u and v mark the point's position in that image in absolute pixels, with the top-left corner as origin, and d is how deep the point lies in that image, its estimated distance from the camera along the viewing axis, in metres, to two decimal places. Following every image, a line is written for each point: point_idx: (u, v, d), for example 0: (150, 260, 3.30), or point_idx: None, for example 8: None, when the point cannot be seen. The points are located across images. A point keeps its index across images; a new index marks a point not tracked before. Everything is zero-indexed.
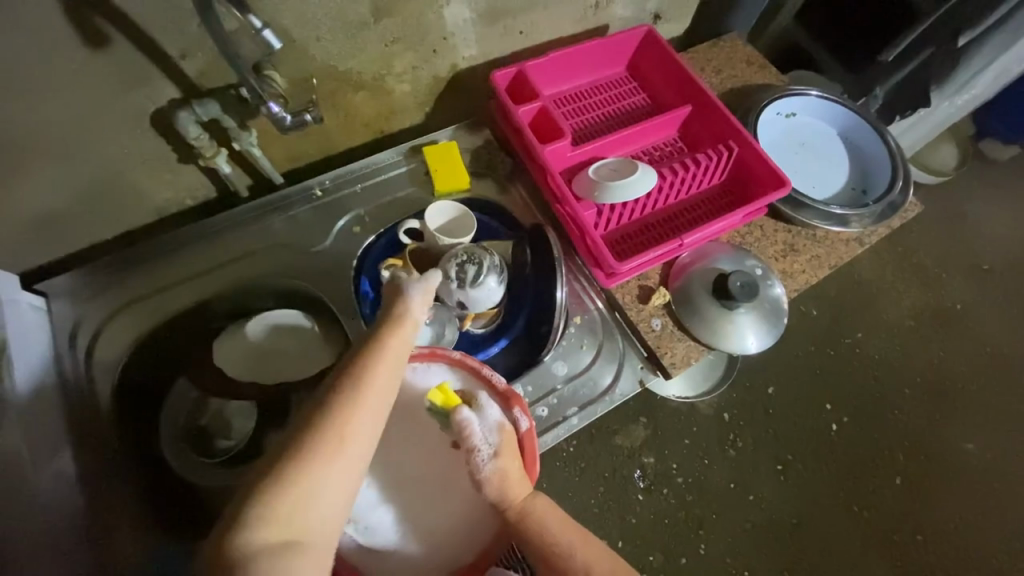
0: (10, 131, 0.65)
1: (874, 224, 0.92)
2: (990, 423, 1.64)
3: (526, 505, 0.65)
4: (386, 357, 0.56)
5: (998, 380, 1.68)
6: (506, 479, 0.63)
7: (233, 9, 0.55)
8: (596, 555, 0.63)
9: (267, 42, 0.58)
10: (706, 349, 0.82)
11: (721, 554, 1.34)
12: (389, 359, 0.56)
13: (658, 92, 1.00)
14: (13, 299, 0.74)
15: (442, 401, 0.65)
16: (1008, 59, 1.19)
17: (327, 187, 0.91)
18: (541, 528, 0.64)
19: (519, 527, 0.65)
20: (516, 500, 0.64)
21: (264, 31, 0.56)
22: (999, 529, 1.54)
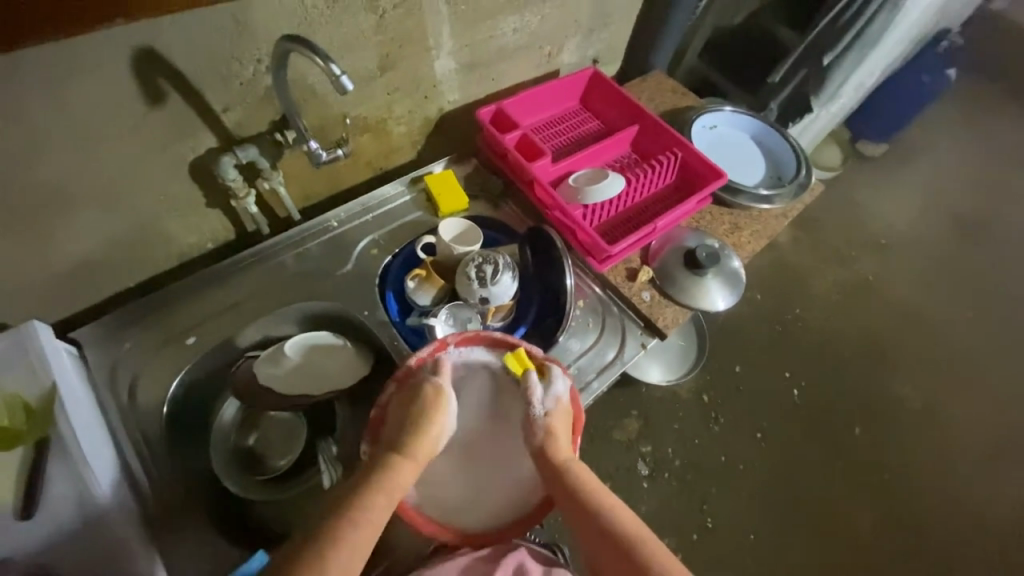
0: (64, 184, 0.71)
1: (793, 201, 1.17)
2: (925, 371, 1.84)
3: (569, 463, 0.73)
4: (399, 477, 0.69)
5: (921, 332, 1.93)
6: (553, 436, 0.74)
7: (316, 60, 0.64)
8: (625, 512, 0.71)
9: (342, 85, 0.66)
10: (688, 311, 0.99)
11: (727, 523, 1.52)
12: (400, 481, 0.69)
13: (608, 117, 1.22)
14: (55, 348, 0.73)
15: (516, 366, 0.77)
16: (859, 76, 1.55)
17: (342, 219, 1.01)
18: (580, 480, 0.72)
19: (561, 478, 0.72)
20: (559, 456, 0.73)
21: (341, 76, 0.66)
22: (958, 462, 1.69)
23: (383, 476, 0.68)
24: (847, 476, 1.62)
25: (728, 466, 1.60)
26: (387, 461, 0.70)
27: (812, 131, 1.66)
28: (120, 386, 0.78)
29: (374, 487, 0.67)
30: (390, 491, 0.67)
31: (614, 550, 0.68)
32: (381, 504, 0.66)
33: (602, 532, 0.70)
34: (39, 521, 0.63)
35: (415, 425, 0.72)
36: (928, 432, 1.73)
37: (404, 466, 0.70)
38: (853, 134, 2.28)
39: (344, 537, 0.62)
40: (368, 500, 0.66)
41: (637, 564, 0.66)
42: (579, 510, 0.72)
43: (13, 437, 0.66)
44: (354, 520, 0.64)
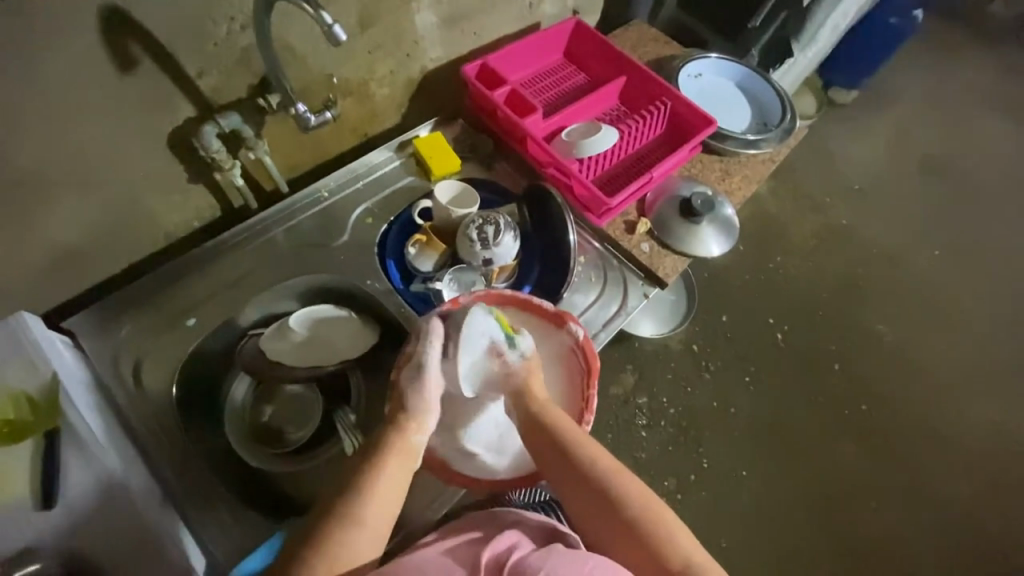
0: (33, 163, 0.66)
1: (780, 144, 1.18)
2: (896, 308, 1.95)
3: (545, 414, 0.72)
4: (404, 447, 0.69)
5: (893, 271, 2.02)
6: (535, 384, 0.75)
7: (306, 8, 0.62)
8: (605, 457, 0.71)
9: (335, 35, 0.65)
10: (686, 260, 1.01)
11: (722, 463, 1.61)
12: (407, 450, 0.69)
13: (594, 69, 1.20)
14: (49, 338, 0.70)
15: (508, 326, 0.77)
16: (835, 18, 1.55)
17: (332, 189, 0.98)
18: (557, 431, 0.71)
19: (539, 431, 0.72)
20: (536, 408, 0.73)
21: (334, 26, 0.64)
22: (928, 390, 1.81)
23: (388, 450, 0.68)
24: (828, 409, 1.73)
25: (720, 410, 1.68)
26: (391, 436, 0.69)
27: (793, 74, 1.67)
28: (123, 373, 0.76)
29: (382, 462, 0.67)
30: (403, 465, 0.68)
31: (591, 498, 0.69)
32: (395, 477, 0.67)
33: (583, 481, 0.69)
34: (63, 511, 0.62)
35: (410, 399, 0.71)
36: (901, 363, 1.84)
37: (410, 438, 0.69)
38: (824, 81, 2.31)
39: (364, 515, 0.63)
40: (381, 475, 0.66)
41: (614, 509, 0.68)
42: (560, 464, 0.70)
43: (22, 431, 0.64)
44: (369, 497, 0.65)
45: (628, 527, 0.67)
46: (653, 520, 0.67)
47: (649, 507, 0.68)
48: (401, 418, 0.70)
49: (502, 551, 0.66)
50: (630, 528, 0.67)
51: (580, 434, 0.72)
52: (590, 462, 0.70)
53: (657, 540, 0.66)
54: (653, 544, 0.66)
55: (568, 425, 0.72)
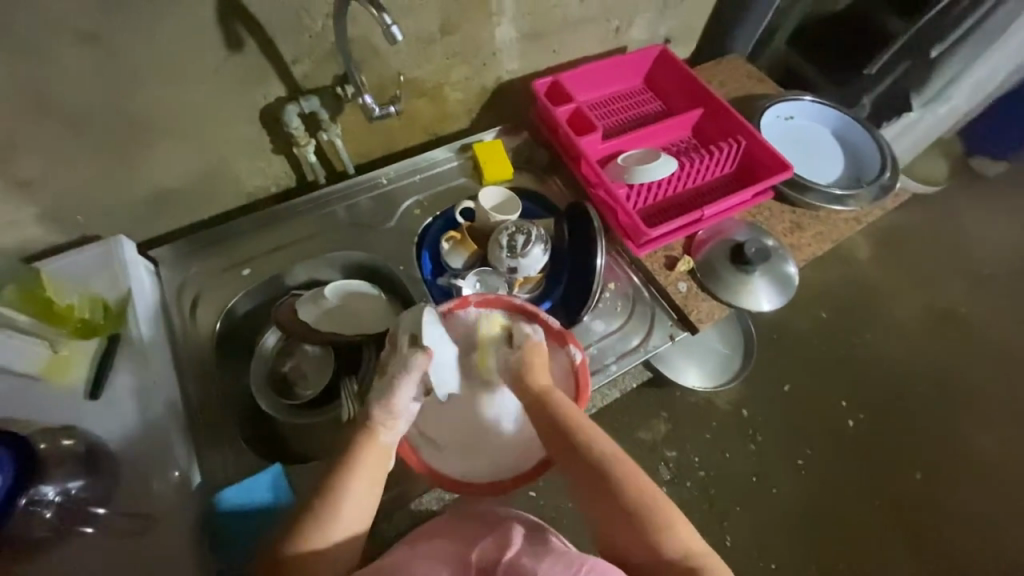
0: (154, 116, 0.81)
1: (870, 205, 1.06)
2: (1009, 425, 1.60)
3: (548, 393, 0.69)
4: (376, 448, 0.66)
5: (1014, 381, 1.67)
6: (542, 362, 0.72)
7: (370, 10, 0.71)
8: (608, 441, 0.68)
9: (392, 34, 0.72)
10: (726, 308, 0.94)
11: (749, 546, 1.37)
12: (379, 451, 0.66)
13: (671, 100, 1.17)
14: (135, 261, 0.84)
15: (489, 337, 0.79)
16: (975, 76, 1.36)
17: (392, 177, 1.05)
18: (564, 416, 0.68)
19: (545, 415, 0.68)
20: (539, 386, 0.70)
21: (392, 26, 0.71)
22: None
23: (359, 453, 0.66)
24: (896, 524, 1.44)
25: (759, 486, 1.44)
26: (360, 439, 0.66)
27: (916, 131, 1.48)
28: (184, 302, 0.88)
29: (353, 465, 0.65)
30: (375, 471, 0.66)
31: (597, 486, 0.65)
32: (369, 478, 0.65)
33: (591, 467, 0.66)
34: (105, 403, 0.74)
35: (378, 404, 0.66)
36: (999, 492, 1.52)
37: (382, 442, 0.67)
38: (968, 148, 1.97)
39: (340, 513, 0.63)
40: (355, 474, 0.65)
41: (620, 498, 0.64)
42: (567, 452, 0.67)
43: (92, 328, 0.76)
44: (343, 497, 0.64)
45: (633, 518, 0.63)
46: (658, 510, 0.64)
47: (654, 495, 0.65)
48: (372, 423, 0.66)
49: (491, 548, 0.63)
50: (637, 520, 0.63)
51: (586, 417, 0.69)
52: (597, 449, 0.66)
53: (662, 530, 0.62)
54: (657, 534, 0.62)
55: (574, 408, 0.70)
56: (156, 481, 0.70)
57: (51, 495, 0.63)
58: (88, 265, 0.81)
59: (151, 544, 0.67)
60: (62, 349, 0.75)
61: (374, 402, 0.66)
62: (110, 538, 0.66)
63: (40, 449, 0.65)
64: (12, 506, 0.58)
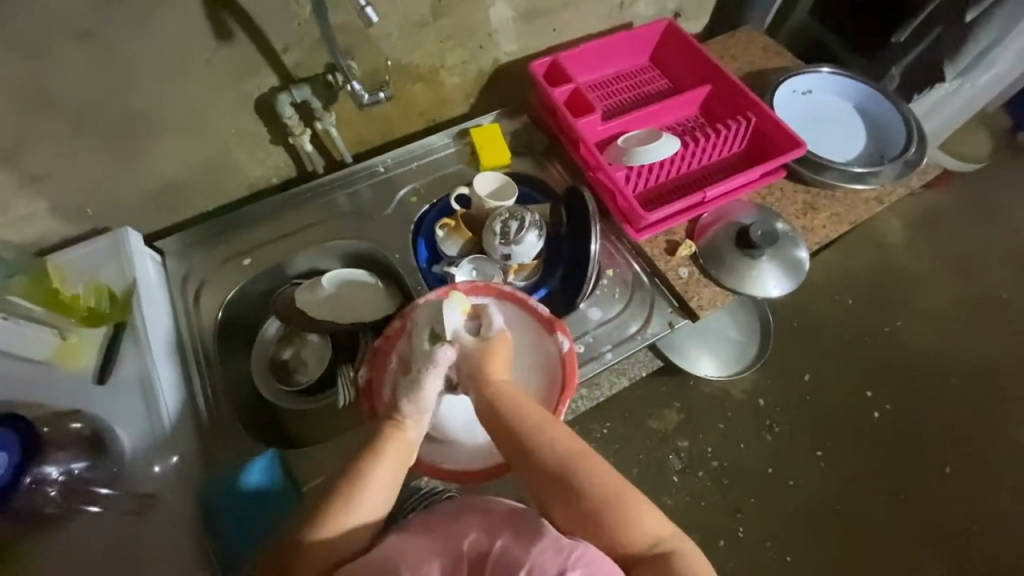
0: (151, 110, 0.82)
1: (892, 182, 0.99)
2: None
3: (497, 393, 0.68)
4: (402, 444, 0.69)
5: None
6: (494, 358, 0.70)
7: None
8: (565, 434, 0.67)
9: (367, 17, 0.74)
10: (731, 294, 0.90)
11: (761, 538, 1.33)
12: (405, 448, 0.69)
13: (678, 77, 1.11)
14: (141, 252, 0.87)
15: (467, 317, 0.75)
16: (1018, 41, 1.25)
17: (389, 165, 1.03)
18: (514, 415, 0.68)
19: (495, 416, 0.68)
20: (488, 385, 0.69)
21: (366, 8, 0.73)
22: None
23: (383, 442, 0.68)
24: (923, 520, 1.37)
25: (776, 480, 1.39)
26: (387, 433, 0.69)
27: (948, 108, 1.40)
28: (188, 291, 0.90)
29: (374, 453, 0.68)
30: (396, 461, 0.68)
31: (553, 484, 0.64)
32: (393, 472, 0.67)
33: (545, 464, 0.65)
34: (112, 389, 0.77)
35: (404, 401, 0.69)
36: None
37: (406, 434, 0.69)
38: (1012, 121, 1.83)
39: (362, 505, 0.65)
40: (380, 468, 0.67)
41: (577, 494, 0.63)
42: (520, 453, 0.66)
43: (99, 316, 0.80)
44: (363, 484, 0.66)
45: (593, 514, 0.62)
46: (620, 501, 0.62)
47: (616, 485, 0.63)
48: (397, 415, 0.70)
49: (484, 539, 0.60)
50: (598, 514, 0.62)
51: (539, 413, 0.68)
52: (552, 445, 0.66)
53: (623, 522, 0.61)
54: (618, 526, 0.61)
55: (527, 406, 0.68)
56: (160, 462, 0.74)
57: (55, 474, 0.68)
58: (96, 257, 0.84)
59: (155, 523, 0.70)
60: (71, 336, 0.79)
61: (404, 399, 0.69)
62: (117, 515, 0.70)
63: (43, 432, 0.69)
64: (18, 483, 0.64)
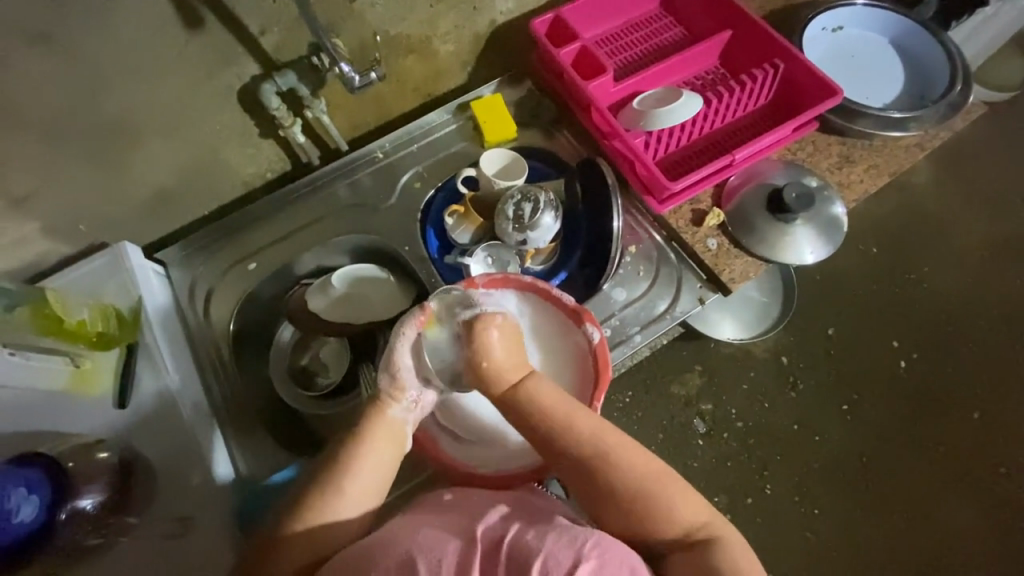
0: (126, 112, 0.77)
1: (935, 126, 0.91)
2: None
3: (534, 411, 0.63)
4: (389, 424, 0.67)
5: None
6: (505, 364, 0.63)
7: None
8: (602, 433, 0.64)
9: None
10: (763, 263, 0.85)
11: (789, 493, 1.31)
12: (391, 428, 0.67)
13: (694, 24, 1.00)
14: (142, 266, 0.83)
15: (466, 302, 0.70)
16: None
17: (387, 150, 0.96)
18: (548, 421, 0.63)
19: (525, 425, 0.64)
20: (509, 393, 0.64)
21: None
22: None
23: (373, 425, 0.66)
24: (954, 465, 1.34)
25: (802, 435, 1.34)
26: (372, 411, 0.67)
27: (990, 30, 1.30)
28: (196, 300, 0.87)
29: (365, 438, 0.66)
30: (387, 445, 0.66)
31: (590, 482, 0.63)
32: (378, 453, 0.65)
33: (582, 465, 0.63)
34: (132, 409, 0.76)
35: (386, 379, 0.67)
36: None
37: (394, 416, 0.67)
38: None
39: (350, 487, 0.64)
40: (366, 449, 0.65)
41: (617, 492, 0.62)
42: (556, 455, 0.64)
43: (109, 341, 0.76)
44: (356, 469, 0.65)
45: (625, 506, 0.61)
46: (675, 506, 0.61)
47: (652, 477, 0.62)
48: (384, 395, 0.67)
49: (497, 526, 0.57)
50: (638, 509, 0.61)
51: (573, 413, 0.64)
52: (587, 447, 0.63)
53: (664, 515, 0.60)
54: (659, 518, 0.61)
55: (559, 409, 0.64)
56: (189, 478, 0.74)
57: (89, 507, 0.68)
58: (97, 277, 0.81)
59: (189, 540, 0.71)
60: (84, 363, 0.77)
61: (384, 377, 0.67)
62: (152, 537, 0.71)
63: (69, 467, 0.70)
64: (56, 520, 0.66)
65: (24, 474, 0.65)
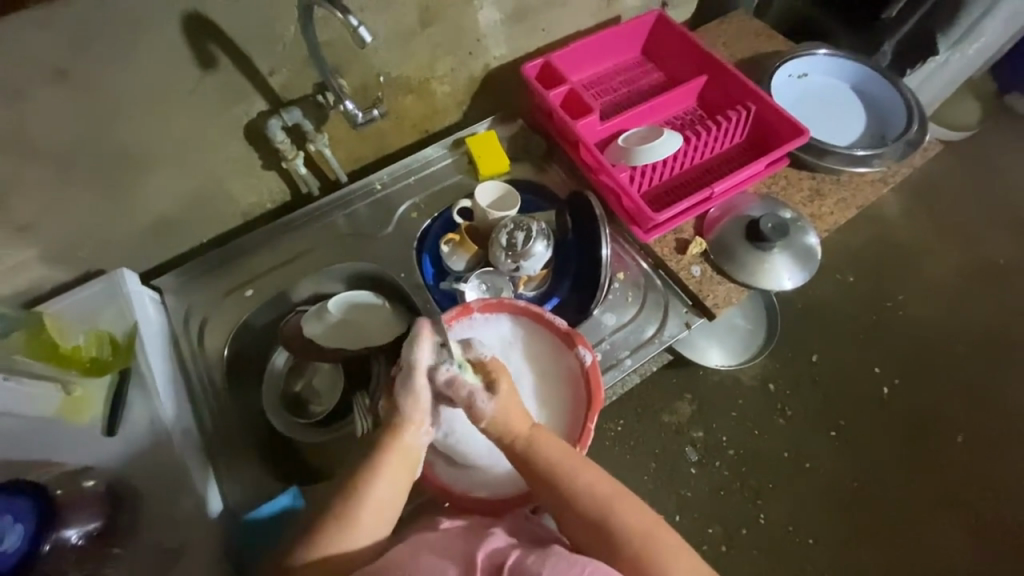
0: (134, 146, 0.80)
1: (896, 163, 0.99)
2: None
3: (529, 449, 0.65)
4: (404, 448, 0.65)
5: None
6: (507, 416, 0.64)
7: (336, 13, 0.69)
8: (598, 478, 0.64)
9: (360, 37, 0.70)
10: (745, 289, 0.89)
11: (783, 522, 1.30)
12: (407, 453, 0.65)
13: (673, 70, 1.09)
14: (138, 291, 0.84)
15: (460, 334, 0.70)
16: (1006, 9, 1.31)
17: (385, 182, 1.00)
18: (547, 463, 0.64)
19: (527, 465, 0.65)
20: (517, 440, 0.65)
21: (359, 28, 0.69)
22: None
23: (387, 449, 0.64)
24: (942, 491, 1.36)
25: (792, 462, 1.35)
26: (387, 434, 0.65)
27: (943, 77, 1.41)
28: (191, 327, 0.88)
29: (379, 463, 0.64)
30: (402, 472, 0.64)
31: (587, 532, 0.62)
32: (390, 480, 0.64)
33: (582, 511, 0.62)
34: (122, 437, 0.75)
35: (401, 404, 0.65)
36: None
37: (408, 441, 0.65)
38: (998, 85, 1.83)
39: (358, 517, 0.62)
40: (377, 476, 0.64)
41: (612, 540, 0.60)
42: (557, 497, 0.64)
43: (102, 366, 0.76)
44: (365, 501, 0.63)
45: (607, 540, 0.61)
46: (656, 543, 0.60)
47: (650, 534, 0.61)
48: (398, 418, 0.65)
49: (498, 551, 0.57)
50: (637, 560, 0.59)
51: (561, 451, 0.65)
52: (585, 491, 0.63)
53: (663, 572, 0.58)
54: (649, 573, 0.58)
55: (558, 451, 0.65)
56: (178, 509, 0.72)
57: (74, 537, 0.67)
58: (92, 302, 0.82)
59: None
60: (75, 389, 0.76)
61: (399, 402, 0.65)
62: (138, 571, 0.69)
63: (58, 494, 0.69)
64: (38, 552, 0.64)
65: (11, 504, 0.64)
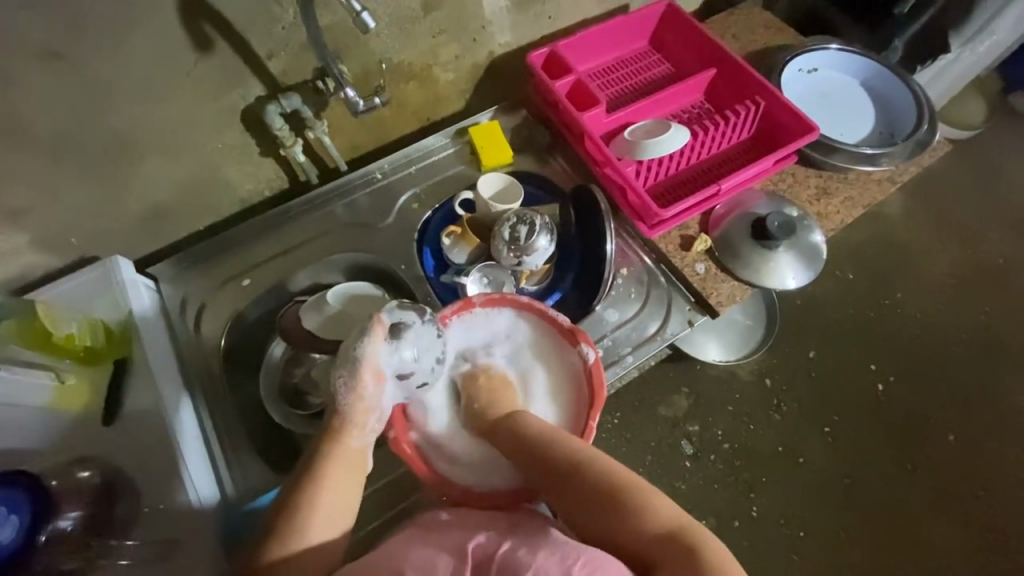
0: (127, 130, 0.77)
1: (904, 162, 0.97)
2: None
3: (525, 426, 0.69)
4: (347, 449, 0.65)
5: None
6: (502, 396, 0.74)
7: None
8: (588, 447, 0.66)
9: (364, 22, 0.68)
10: (749, 287, 0.89)
11: (774, 515, 1.32)
12: (351, 454, 0.65)
13: (680, 62, 1.07)
14: (132, 279, 0.83)
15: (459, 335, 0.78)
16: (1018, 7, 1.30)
17: (386, 171, 0.98)
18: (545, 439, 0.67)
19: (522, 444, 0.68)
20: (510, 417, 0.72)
21: (362, 13, 0.67)
22: None
23: (330, 455, 0.64)
24: (932, 486, 1.37)
25: (786, 457, 1.37)
26: (330, 436, 0.65)
27: (952, 74, 1.40)
28: (187, 316, 0.86)
29: (325, 465, 0.64)
30: (348, 473, 0.65)
31: (582, 498, 0.62)
32: (337, 481, 0.64)
33: (579, 485, 0.63)
34: (117, 427, 0.74)
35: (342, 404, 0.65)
36: None
37: (350, 441, 0.65)
38: (1004, 83, 1.81)
39: (308, 520, 0.62)
40: (325, 478, 0.63)
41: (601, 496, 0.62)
42: (556, 472, 0.65)
43: (96, 355, 0.75)
44: (315, 505, 0.62)
45: (601, 504, 0.61)
46: (640, 492, 0.61)
47: (635, 486, 0.62)
48: (339, 420, 0.65)
49: (491, 542, 0.57)
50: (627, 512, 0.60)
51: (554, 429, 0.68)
52: (578, 460, 0.65)
53: (648, 514, 0.59)
54: (636, 519, 0.59)
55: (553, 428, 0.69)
56: (174, 500, 0.72)
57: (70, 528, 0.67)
58: (86, 290, 0.80)
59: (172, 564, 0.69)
60: (69, 378, 0.75)
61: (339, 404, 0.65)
62: (132, 560, 0.69)
63: (53, 485, 0.68)
64: (34, 544, 0.64)
65: (7, 495, 0.64)
